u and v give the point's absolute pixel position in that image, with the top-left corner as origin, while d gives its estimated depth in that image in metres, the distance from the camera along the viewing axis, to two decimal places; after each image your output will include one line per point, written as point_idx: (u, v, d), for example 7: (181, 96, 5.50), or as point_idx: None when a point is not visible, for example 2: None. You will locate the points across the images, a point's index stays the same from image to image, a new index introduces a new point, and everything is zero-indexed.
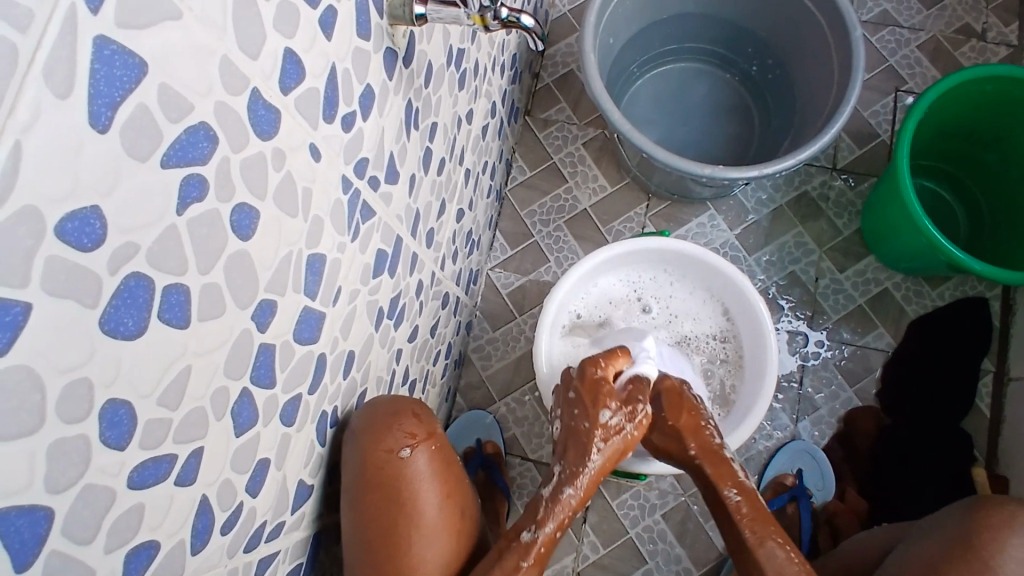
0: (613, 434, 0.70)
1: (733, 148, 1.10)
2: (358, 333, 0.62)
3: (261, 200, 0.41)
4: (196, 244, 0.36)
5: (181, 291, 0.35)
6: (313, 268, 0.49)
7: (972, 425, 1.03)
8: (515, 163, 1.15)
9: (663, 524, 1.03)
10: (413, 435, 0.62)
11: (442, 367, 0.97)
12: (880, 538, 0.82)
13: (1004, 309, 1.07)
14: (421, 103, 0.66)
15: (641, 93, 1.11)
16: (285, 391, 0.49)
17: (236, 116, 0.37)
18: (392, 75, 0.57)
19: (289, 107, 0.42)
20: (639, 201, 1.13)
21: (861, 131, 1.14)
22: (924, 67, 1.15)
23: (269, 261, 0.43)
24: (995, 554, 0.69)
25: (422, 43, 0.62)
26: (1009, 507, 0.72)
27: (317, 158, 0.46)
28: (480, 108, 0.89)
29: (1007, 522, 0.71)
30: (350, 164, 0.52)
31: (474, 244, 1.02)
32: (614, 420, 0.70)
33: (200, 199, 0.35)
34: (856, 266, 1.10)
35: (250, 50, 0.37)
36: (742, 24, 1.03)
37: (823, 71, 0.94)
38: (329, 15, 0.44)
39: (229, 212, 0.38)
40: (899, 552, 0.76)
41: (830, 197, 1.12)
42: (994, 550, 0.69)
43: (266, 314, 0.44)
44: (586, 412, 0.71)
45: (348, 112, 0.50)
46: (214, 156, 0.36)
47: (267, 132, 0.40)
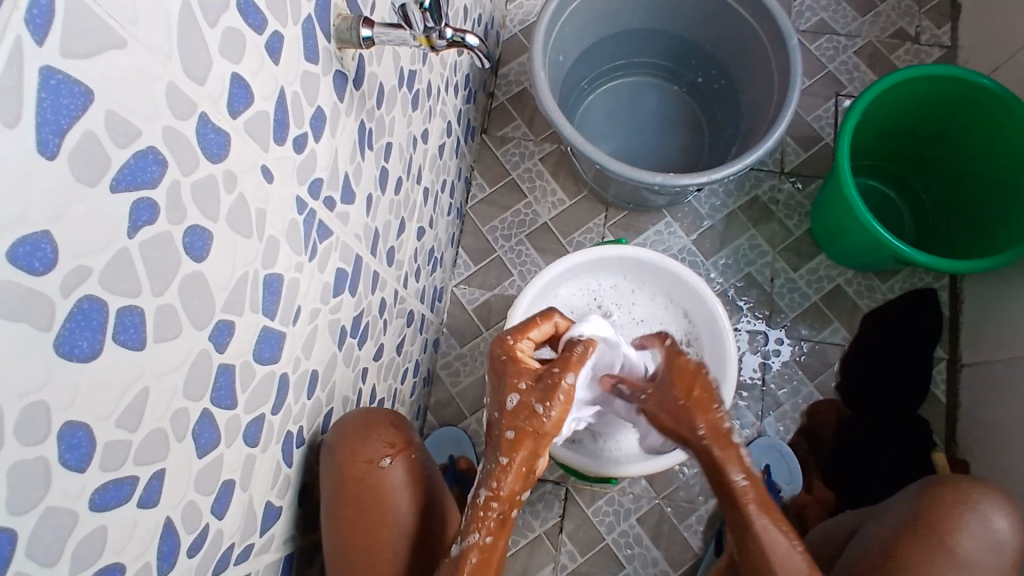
0: (513, 421, 0.62)
1: (685, 157, 1.13)
2: (321, 352, 0.62)
3: (214, 222, 0.41)
4: (149, 266, 0.36)
5: (136, 313, 0.36)
6: (271, 288, 0.50)
7: (929, 412, 1.07)
8: (475, 181, 1.17)
9: (638, 528, 1.04)
10: (392, 445, 0.66)
11: (411, 385, 0.98)
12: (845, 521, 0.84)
13: (953, 299, 1.11)
14: (374, 124, 0.67)
15: (593, 108, 1.14)
16: (247, 411, 0.49)
17: (185, 139, 0.38)
18: (343, 97, 0.58)
19: (239, 130, 0.43)
20: (597, 212, 1.16)
21: (805, 135, 1.18)
22: (862, 71, 1.21)
23: (225, 282, 0.44)
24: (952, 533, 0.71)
25: (372, 66, 0.64)
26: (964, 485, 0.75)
27: (269, 179, 0.47)
28: (435, 127, 0.91)
29: (962, 499, 0.73)
30: (304, 185, 0.53)
31: (437, 262, 1.03)
32: (517, 404, 0.62)
33: (151, 222, 0.36)
34: (809, 265, 1.13)
35: (197, 75, 0.38)
36: (685, 37, 1.07)
37: (764, 80, 0.98)
38: (276, 40, 0.45)
39: (181, 234, 0.39)
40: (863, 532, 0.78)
41: (780, 199, 1.16)
42: (948, 525, 0.72)
43: (224, 335, 0.45)
44: (496, 400, 0.64)
45: (299, 134, 0.51)
46: (164, 180, 0.36)
47: (217, 155, 0.41)
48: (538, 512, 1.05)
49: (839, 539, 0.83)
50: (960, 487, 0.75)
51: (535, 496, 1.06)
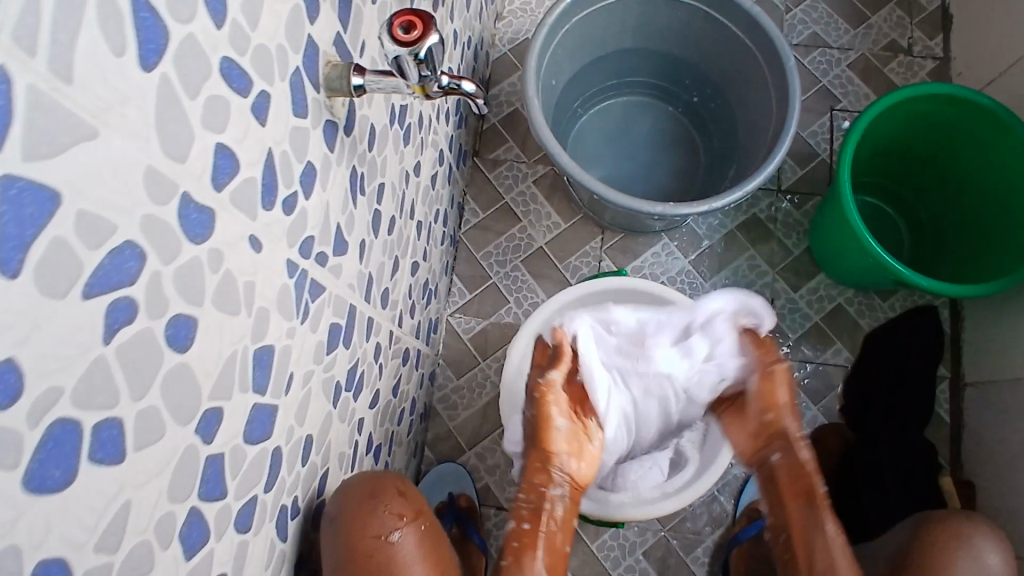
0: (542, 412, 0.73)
1: (681, 179, 1.11)
2: (315, 414, 0.59)
3: (201, 305, 0.38)
4: (128, 370, 0.33)
5: (114, 425, 0.32)
6: (262, 362, 0.47)
7: (934, 433, 1.05)
8: (467, 206, 1.14)
9: (644, 562, 1.02)
10: (402, 516, 0.62)
11: (408, 424, 0.95)
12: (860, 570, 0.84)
13: (954, 316, 1.10)
14: (365, 168, 0.64)
15: (586, 129, 1.12)
16: (238, 497, 0.46)
17: (165, 225, 0.34)
18: (334, 147, 0.55)
19: (224, 203, 0.39)
20: (593, 234, 1.13)
21: (802, 152, 1.16)
22: (856, 85, 1.19)
23: (212, 368, 0.41)
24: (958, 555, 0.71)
25: (363, 108, 0.61)
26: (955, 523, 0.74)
27: (258, 249, 0.44)
28: (427, 158, 0.88)
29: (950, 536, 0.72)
30: (295, 247, 0.50)
31: (432, 293, 1.00)
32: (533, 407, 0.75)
33: (130, 321, 0.32)
34: (809, 284, 1.12)
35: (178, 153, 0.34)
36: (680, 56, 1.04)
37: (762, 101, 0.95)
38: (262, 100, 0.42)
39: (163, 328, 0.35)
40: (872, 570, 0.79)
41: (778, 218, 1.14)
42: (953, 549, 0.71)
43: (212, 424, 0.42)
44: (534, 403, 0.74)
45: (289, 194, 0.48)
46: (143, 274, 0.33)
47: (200, 236, 0.37)
48: None
49: None
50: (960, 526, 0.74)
51: None
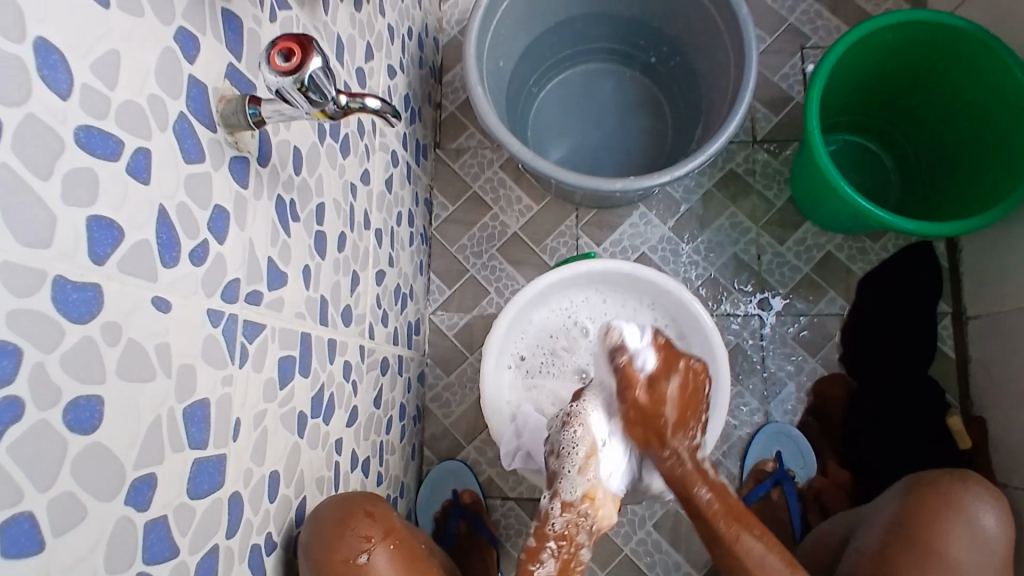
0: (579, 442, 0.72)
1: (650, 144, 1.07)
2: (277, 450, 0.59)
3: (102, 383, 0.38)
4: (23, 465, 0.33)
5: (24, 518, 0.33)
6: (196, 417, 0.46)
7: (939, 370, 1.02)
8: (436, 201, 1.12)
9: (655, 534, 1.02)
10: (368, 536, 0.64)
11: (399, 431, 0.95)
12: (841, 524, 0.80)
13: (951, 248, 1.05)
14: (295, 193, 0.62)
15: (546, 106, 1.08)
16: (192, 551, 0.46)
17: (41, 315, 0.33)
18: (248, 182, 0.53)
19: (112, 275, 0.38)
20: (567, 213, 1.10)
21: (774, 97, 1.12)
22: (825, 19, 1.13)
23: (132, 438, 0.40)
24: (952, 517, 0.65)
25: (280, 134, 0.59)
26: (948, 486, 0.67)
27: (166, 308, 0.43)
28: (377, 164, 0.86)
29: (943, 506, 0.65)
30: (216, 295, 0.49)
31: (407, 296, 0.99)
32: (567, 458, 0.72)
33: (16, 418, 0.32)
34: (795, 235, 1.08)
35: (40, 239, 0.33)
36: (631, 17, 1.00)
37: (719, 53, 0.91)
38: (141, 158, 0.41)
39: (61, 414, 0.35)
40: (854, 548, 0.71)
41: (756, 169, 1.10)
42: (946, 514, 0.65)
43: (144, 492, 0.41)
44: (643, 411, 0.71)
45: (197, 245, 0.46)
46: (23, 368, 0.32)
47: (87, 314, 0.36)
48: None
49: (834, 545, 0.79)
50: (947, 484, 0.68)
51: None
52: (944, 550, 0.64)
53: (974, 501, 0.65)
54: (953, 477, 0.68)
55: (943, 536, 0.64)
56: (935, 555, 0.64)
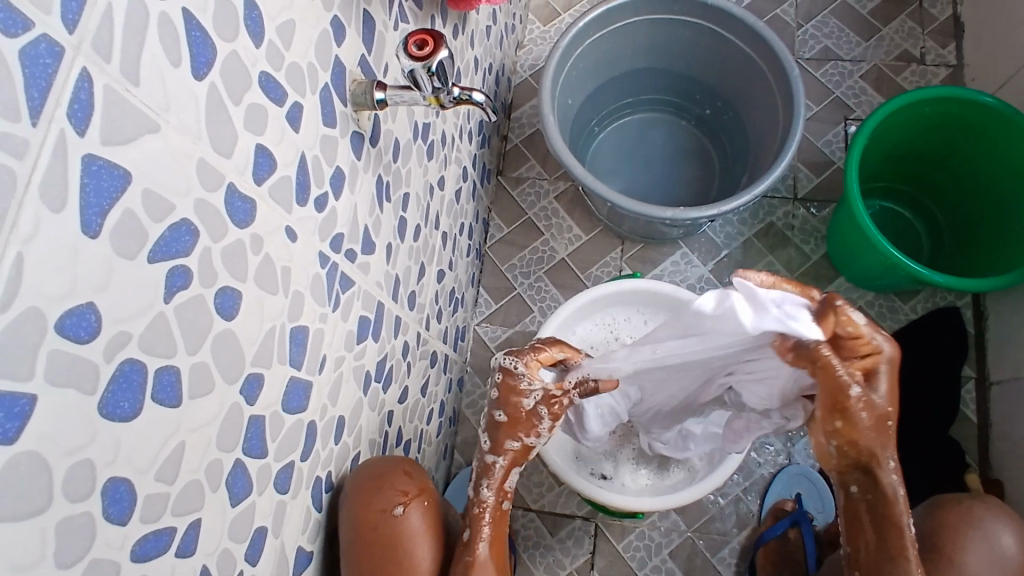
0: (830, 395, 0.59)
1: (697, 189, 1.15)
2: (346, 398, 0.65)
3: (243, 282, 0.44)
4: (183, 327, 0.39)
5: (172, 373, 0.39)
6: (297, 340, 0.53)
7: (961, 433, 1.05)
8: (492, 222, 1.20)
9: (670, 562, 1.03)
10: (406, 492, 0.64)
11: (437, 426, 1.00)
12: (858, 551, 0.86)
13: (977, 316, 1.10)
14: (390, 177, 0.70)
15: (604, 145, 1.17)
16: (277, 459, 0.52)
17: (214, 209, 0.41)
18: (360, 155, 0.62)
19: (263, 195, 0.46)
20: (613, 245, 1.18)
21: (817, 160, 1.20)
22: (869, 95, 1.22)
23: (254, 337, 0.47)
24: (973, 527, 0.73)
25: (387, 123, 0.68)
26: (966, 504, 0.75)
27: (293, 239, 0.50)
28: (451, 173, 0.95)
29: (964, 519, 0.73)
30: (326, 241, 0.56)
31: (458, 302, 1.06)
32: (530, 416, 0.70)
33: (185, 287, 0.39)
34: (828, 289, 1.13)
35: (223, 150, 0.41)
36: (690, 73, 1.10)
37: (769, 110, 1.00)
38: (296, 110, 0.49)
39: (213, 296, 0.42)
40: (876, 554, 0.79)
41: (795, 225, 1.17)
42: (967, 527, 0.73)
43: (254, 388, 0.47)
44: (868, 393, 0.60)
45: (320, 194, 0.54)
46: (196, 248, 0.40)
47: (244, 221, 0.44)
48: (569, 549, 1.05)
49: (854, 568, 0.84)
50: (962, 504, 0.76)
51: (565, 533, 1.06)
52: (961, 559, 0.71)
53: (992, 519, 0.73)
54: (971, 500, 0.75)
55: (963, 551, 0.71)
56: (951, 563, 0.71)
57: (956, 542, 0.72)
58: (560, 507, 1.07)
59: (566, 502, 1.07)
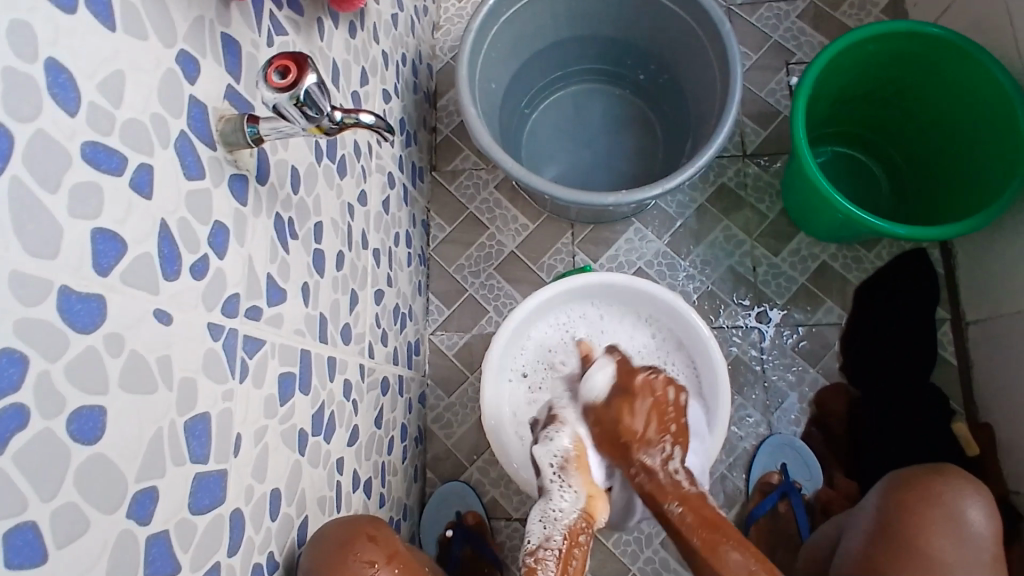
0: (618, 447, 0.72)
1: (641, 159, 1.08)
2: (278, 467, 0.58)
3: (104, 394, 0.38)
4: (27, 474, 0.33)
5: (28, 528, 0.33)
6: (196, 431, 0.46)
7: (941, 378, 1.03)
8: (433, 222, 1.13)
9: (663, 552, 1.00)
10: (373, 561, 0.60)
11: (400, 452, 0.94)
12: (831, 530, 0.84)
13: (945, 255, 1.07)
14: (294, 211, 0.63)
15: (539, 126, 1.10)
16: (194, 569, 0.46)
17: (44, 324, 0.34)
18: (246, 200, 0.54)
19: (114, 286, 0.39)
20: (563, 230, 1.11)
21: (763, 112, 1.14)
22: (809, 35, 1.16)
23: (135, 450, 0.40)
24: (937, 506, 0.70)
25: (278, 154, 0.60)
26: (928, 480, 0.72)
27: (167, 321, 0.43)
28: (374, 185, 0.87)
29: (926, 496, 0.71)
30: (215, 309, 0.49)
31: (406, 317, 0.99)
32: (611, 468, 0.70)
33: (23, 426, 0.33)
34: (790, 246, 1.09)
35: (44, 250, 0.34)
36: (617, 37, 1.02)
37: (705, 70, 0.93)
38: (144, 174, 0.42)
39: (64, 424, 0.35)
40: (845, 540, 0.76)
41: (748, 183, 1.11)
42: (932, 507, 0.70)
43: (147, 504, 0.41)
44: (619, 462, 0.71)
45: (197, 259, 0.47)
46: (28, 376, 0.33)
47: (91, 324, 0.37)
48: None
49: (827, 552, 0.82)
50: (925, 480, 0.73)
51: None
52: (925, 542, 0.68)
53: (957, 495, 0.70)
54: (930, 474, 0.73)
55: (927, 533, 0.68)
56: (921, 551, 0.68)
57: (919, 521, 0.69)
58: None
59: None
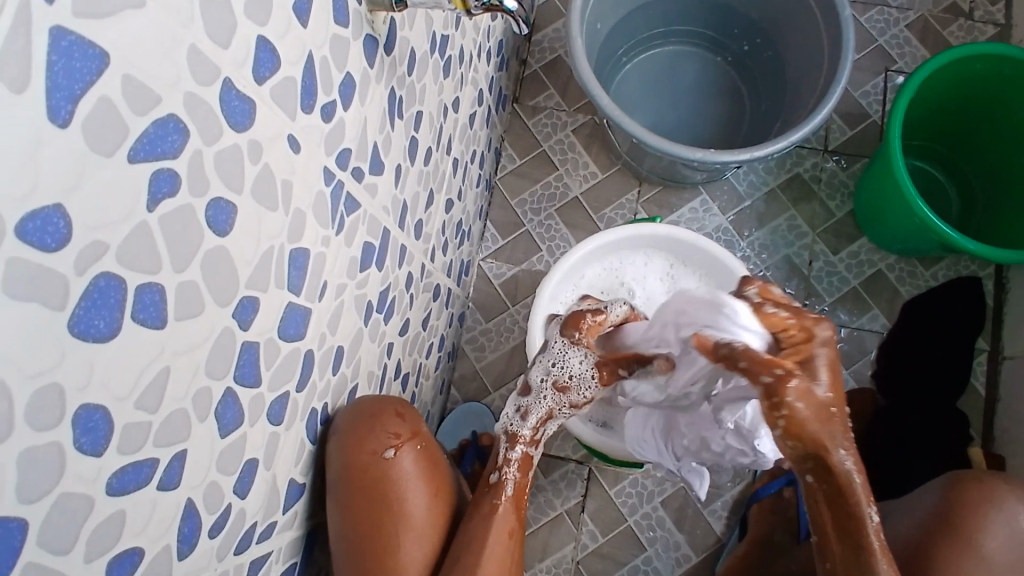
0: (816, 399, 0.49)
1: (723, 131, 1.08)
2: (347, 328, 0.61)
3: (238, 194, 0.39)
4: (169, 242, 0.34)
5: (156, 290, 0.34)
6: (297, 263, 0.48)
7: (968, 405, 1.03)
8: (505, 152, 1.14)
9: (661, 511, 1.03)
10: (398, 435, 0.63)
11: (435, 360, 0.97)
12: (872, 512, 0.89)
13: (998, 288, 1.07)
14: (404, 92, 0.64)
15: (630, 78, 1.10)
16: (271, 390, 0.48)
17: (207, 107, 0.35)
18: (373, 63, 0.55)
19: (265, 97, 0.40)
20: (630, 186, 1.12)
21: (852, 112, 1.13)
22: (914, 46, 1.14)
23: (250, 257, 0.42)
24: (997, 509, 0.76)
25: (404, 31, 0.61)
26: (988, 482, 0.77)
27: (296, 149, 0.45)
28: (466, 96, 0.88)
29: (985, 497, 0.76)
30: (332, 156, 0.51)
31: (465, 235, 1.01)
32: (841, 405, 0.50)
33: (172, 194, 0.34)
34: (850, 248, 1.09)
35: (220, 39, 0.36)
36: (730, 4, 1.01)
37: (814, 51, 0.92)
38: (304, 1, 0.43)
39: (204, 207, 0.37)
40: (891, 524, 0.82)
41: (822, 178, 1.11)
42: (991, 511, 0.75)
43: (249, 312, 0.43)
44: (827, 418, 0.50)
45: (328, 102, 0.49)
46: (186, 149, 0.34)
47: (243, 123, 0.39)
48: (560, 491, 1.05)
49: None
50: (982, 481, 0.78)
51: (557, 475, 1.05)
52: (980, 538, 0.75)
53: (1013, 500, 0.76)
54: (990, 477, 0.78)
55: (982, 529, 0.75)
56: (972, 543, 0.75)
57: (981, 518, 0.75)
58: (554, 450, 1.06)
59: (561, 445, 1.06)
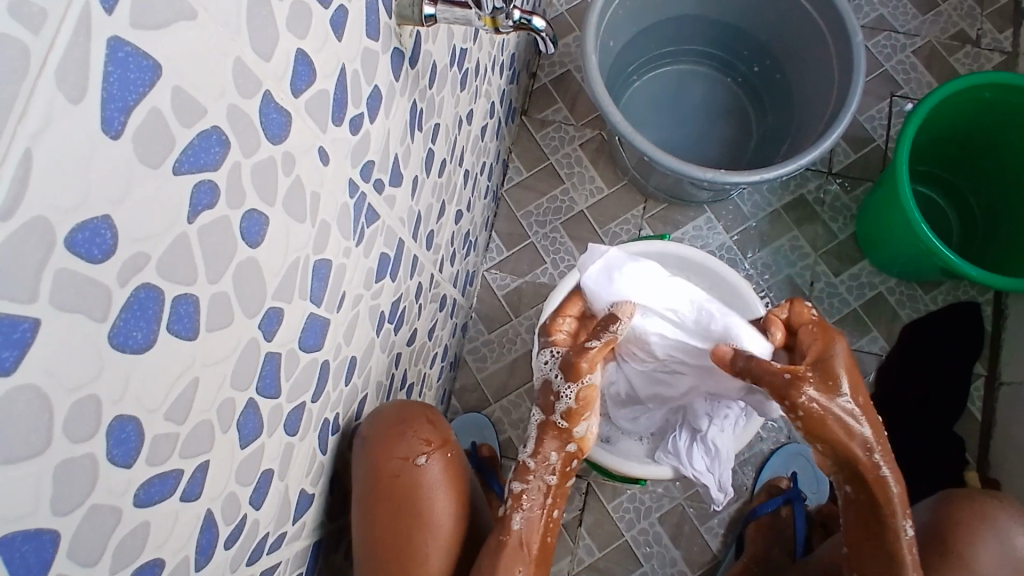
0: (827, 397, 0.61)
1: (730, 151, 1.10)
2: (361, 338, 0.61)
3: (271, 206, 0.39)
4: (206, 252, 0.34)
5: (190, 301, 0.34)
6: (319, 274, 0.48)
7: (964, 429, 1.05)
8: (512, 163, 1.14)
9: (658, 527, 1.03)
10: (429, 442, 0.63)
11: (438, 370, 0.97)
12: None
13: (997, 314, 1.08)
14: (425, 104, 0.64)
15: (639, 95, 1.11)
16: (290, 400, 0.48)
17: (248, 120, 0.36)
18: (399, 76, 0.56)
19: (301, 110, 0.41)
20: (636, 202, 1.13)
21: (857, 136, 1.14)
22: (919, 72, 1.16)
23: (277, 269, 0.42)
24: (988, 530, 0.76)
25: (428, 44, 0.61)
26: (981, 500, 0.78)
27: (325, 161, 0.45)
28: (480, 108, 0.88)
29: (978, 516, 0.77)
30: (357, 168, 0.51)
31: (471, 246, 1.01)
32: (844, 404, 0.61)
33: (211, 207, 0.34)
34: (851, 270, 1.10)
35: (263, 51, 0.36)
36: (739, 26, 1.03)
37: (823, 76, 0.94)
38: (340, 15, 0.43)
39: (239, 218, 0.37)
40: None
41: (825, 200, 1.12)
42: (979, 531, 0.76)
43: (273, 322, 0.43)
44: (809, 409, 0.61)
45: (356, 114, 0.49)
46: (226, 161, 0.34)
47: (278, 136, 0.39)
48: None
49: None
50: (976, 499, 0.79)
51: None
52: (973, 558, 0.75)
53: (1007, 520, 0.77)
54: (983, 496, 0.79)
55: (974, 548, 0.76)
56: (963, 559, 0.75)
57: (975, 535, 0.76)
58: None
59: None
